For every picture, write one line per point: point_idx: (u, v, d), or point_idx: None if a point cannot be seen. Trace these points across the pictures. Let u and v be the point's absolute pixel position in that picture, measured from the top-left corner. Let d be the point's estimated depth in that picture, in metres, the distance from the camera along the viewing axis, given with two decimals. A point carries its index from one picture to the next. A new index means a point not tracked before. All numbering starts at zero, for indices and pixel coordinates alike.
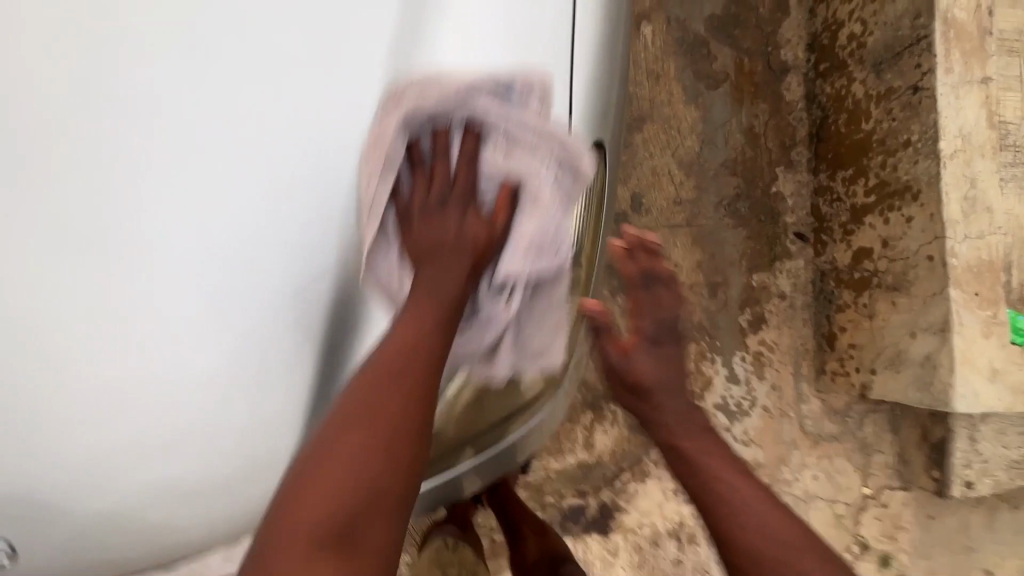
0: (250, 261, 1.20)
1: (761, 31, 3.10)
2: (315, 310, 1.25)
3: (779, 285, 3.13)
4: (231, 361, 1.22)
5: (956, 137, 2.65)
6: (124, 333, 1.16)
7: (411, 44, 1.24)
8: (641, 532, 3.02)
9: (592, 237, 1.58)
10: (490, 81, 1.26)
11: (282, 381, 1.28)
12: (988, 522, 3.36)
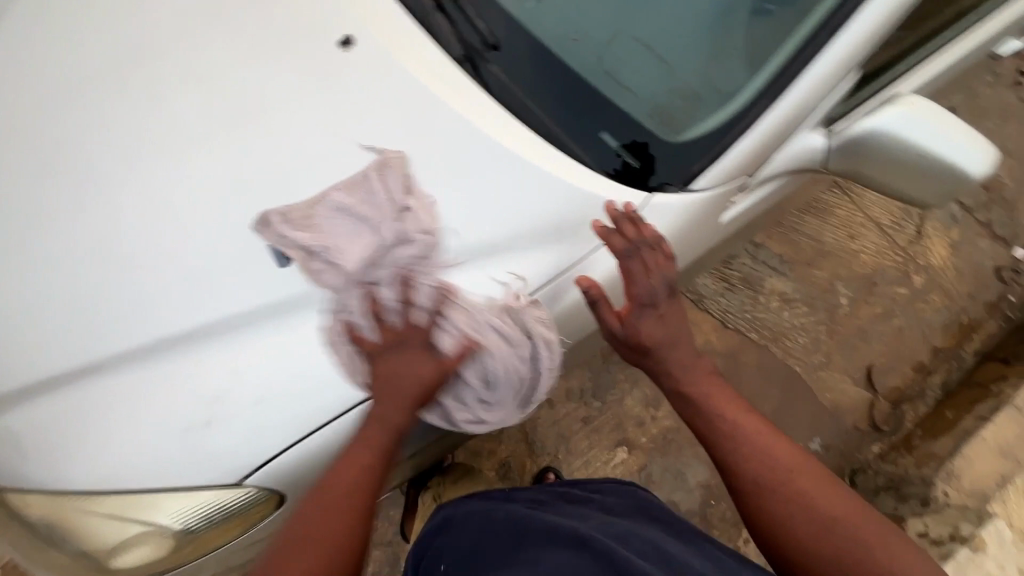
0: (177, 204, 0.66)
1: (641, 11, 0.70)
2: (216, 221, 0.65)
3: (817, 447, 1.43)
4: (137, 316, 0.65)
5: (849, 459, 1.42)
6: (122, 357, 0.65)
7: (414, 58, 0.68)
8: (897, 409, 1.48)
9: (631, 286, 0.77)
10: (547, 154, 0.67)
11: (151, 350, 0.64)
12: (949, 249, 1.64)
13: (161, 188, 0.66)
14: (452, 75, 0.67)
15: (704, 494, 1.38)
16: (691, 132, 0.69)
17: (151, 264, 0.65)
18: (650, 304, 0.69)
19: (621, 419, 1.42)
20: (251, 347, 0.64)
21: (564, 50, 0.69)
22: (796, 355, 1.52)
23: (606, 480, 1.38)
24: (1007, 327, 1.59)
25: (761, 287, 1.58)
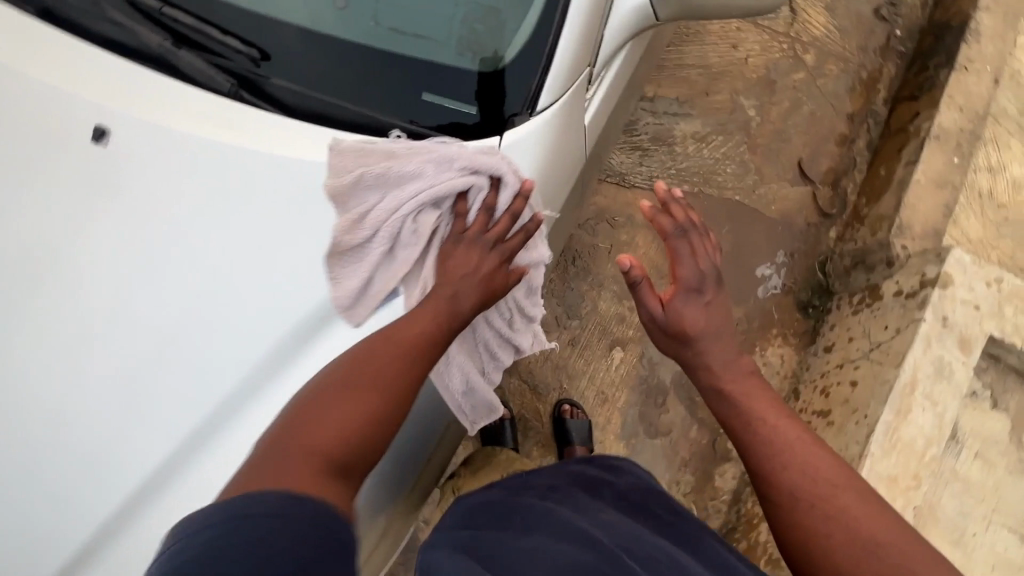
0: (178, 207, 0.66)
1: None
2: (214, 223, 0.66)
3: (784, 260, 1.47)
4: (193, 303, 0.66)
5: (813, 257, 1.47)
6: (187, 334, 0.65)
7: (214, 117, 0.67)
8: (838, 189, 1.52)
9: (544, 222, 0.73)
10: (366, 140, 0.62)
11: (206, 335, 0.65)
12: (827, 13, 1.60)
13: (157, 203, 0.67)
14: (237, 107, 0.66)
15: None
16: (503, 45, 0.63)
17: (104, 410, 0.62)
18: (696, 290, 0.81)
19: (604, 324, 1.43)
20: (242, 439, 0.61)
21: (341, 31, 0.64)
22: (732, 184, 1.52)
23: (616, 384, 1.41)
24: (904, 63, 1.60)
25: (673, 137, 1.53)
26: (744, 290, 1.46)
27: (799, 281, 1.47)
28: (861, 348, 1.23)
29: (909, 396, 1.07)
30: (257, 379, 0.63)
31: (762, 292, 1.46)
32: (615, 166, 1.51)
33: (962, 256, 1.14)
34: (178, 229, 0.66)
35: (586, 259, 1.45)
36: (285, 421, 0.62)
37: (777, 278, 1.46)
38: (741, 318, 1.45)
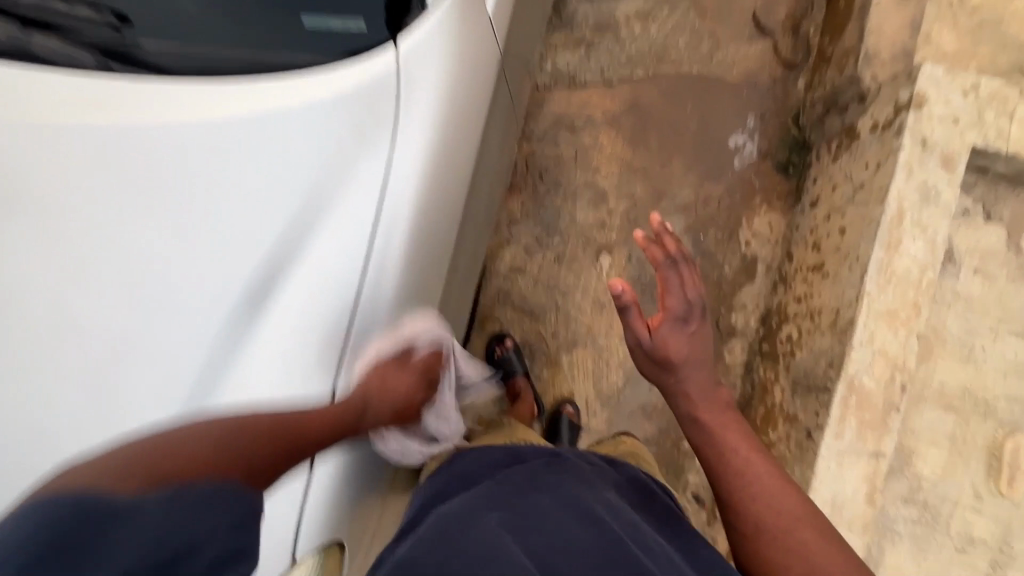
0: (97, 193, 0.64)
1: None
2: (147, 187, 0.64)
3: (754, 126, 1.42)
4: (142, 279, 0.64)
5: (784, 114, 1.41)
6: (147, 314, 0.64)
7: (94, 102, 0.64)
8: (800, 33, 1.42)
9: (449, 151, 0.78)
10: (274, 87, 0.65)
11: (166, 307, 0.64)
12: None
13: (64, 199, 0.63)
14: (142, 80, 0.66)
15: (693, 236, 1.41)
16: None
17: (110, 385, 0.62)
18: (684, 319, 0.83)
19: (586, 234, 1.40)
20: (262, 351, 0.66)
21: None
22: (687, 57, 1.43)
23: (611, 289, 1.40)
24: None
25: (616, 21, 1.43)
26: (719, 166, 1.42)
27: (774, 143, 1.41)
28: (844, 194, 1.20)
29: (897, 227, 1.04)
30: (255, 299, 0.66)
31: (737, 164, 1.42)
32: (561, 68, 1.43)
33: (934, 71, 1.06)
34: (121, 188, 0.64)
35: (554, 172, 1.41)
36: (300, 325, 0.67)
37: (750, 145, 1.42)
38: (722, 195, 1.41)
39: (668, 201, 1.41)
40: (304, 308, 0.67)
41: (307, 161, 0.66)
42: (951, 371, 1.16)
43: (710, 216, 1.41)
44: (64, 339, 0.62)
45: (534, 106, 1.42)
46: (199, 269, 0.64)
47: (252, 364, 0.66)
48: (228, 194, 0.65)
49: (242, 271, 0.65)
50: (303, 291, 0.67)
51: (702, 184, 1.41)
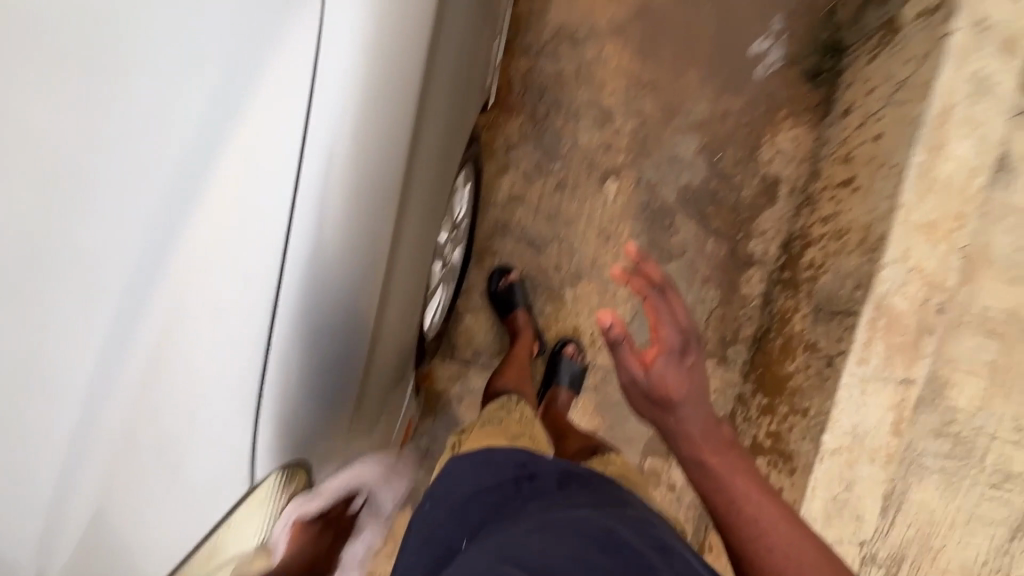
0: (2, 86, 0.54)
1: None
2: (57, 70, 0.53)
3: (781, 26, 1.26)
4: (60, 180, 0.54)
5: (816, 10, 1.24)
6: (72, 217, 0.54)
7: None
8: None
9: (440, 42, 0.62)
10: None
11: (90, 207, 0.54)
12: None
13: None
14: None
15: (708, 156, 1.28)
16: None
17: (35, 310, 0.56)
18: (677, 350, 0.89)
19: (591, 156, 1.29)
20: (189, 270, 0.54)
21: None
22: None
23: (619, 215, 1.30)
24: None
25: None
26: (739, 75, 1.27)
27: (803, 45, 1.25)
28: (883, 96, 1.05)
29: (942, 127, 0.91)
30: (176, 204, 0.53)
31: (761, 72, 1.27)
32: None
33: None
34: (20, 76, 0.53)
35: (553, 90, 1.29)
36: (229, 235, 0.54)
37: (776, 49, 1.26)
38: (742, 109, 1.27)
39: (682, 116, 1.28)
40: (234, 214, 0.53)
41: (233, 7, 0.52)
42: (997, 293, 1.04)
43: (729, 133, 1.28)
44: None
45: (530, 15, 1.28)
46: (113, 171, 0.53)
47: (180, 284, 0.54)
48: (138, 73, 0.52)
49: (162, 173, 0.53)
50: (230, 193, 0.53)
51: (720, 98, 1.27)
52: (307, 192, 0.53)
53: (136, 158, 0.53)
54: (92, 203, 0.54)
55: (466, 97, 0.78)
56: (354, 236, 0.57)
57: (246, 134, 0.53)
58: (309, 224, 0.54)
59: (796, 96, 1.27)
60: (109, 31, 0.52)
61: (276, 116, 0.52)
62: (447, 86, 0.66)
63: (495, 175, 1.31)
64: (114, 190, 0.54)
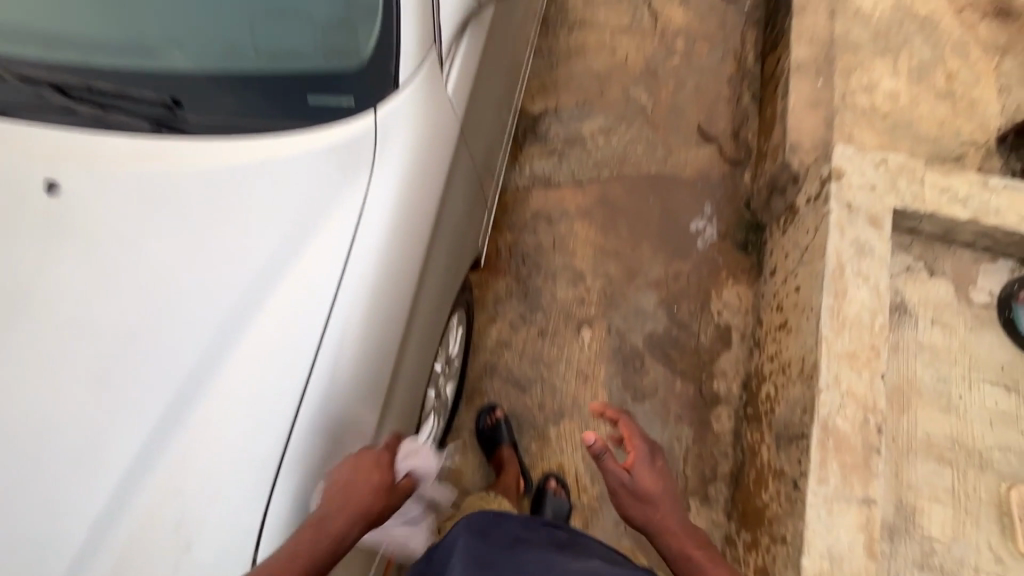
0: (106, 223, 0.69)
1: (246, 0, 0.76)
2: (157, 216, 0.69)
3: (711, 211, 1.60)
4: (137, 298, 0.67)
5: (736, 201, 1.61)
6: (139, 328, 0.67)
7: (110, 150, 0.70)
8: (738, 139, 1.68)
9: (443, 219, 0.87)
10: (288, 134, 0.73)
11: (160, 320, 0.67)
12: (682, 7, 1.87)
13: (75, 229, 0.68)
14: (163, 137, 0.72)
15: (667, 308, 1.51)
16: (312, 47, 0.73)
17: (87, 407, 0.64)
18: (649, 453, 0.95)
19: (568, 308, 1.51)
20: (234, 375, 0.66)
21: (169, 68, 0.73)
22: (645, 159, 1.67)
23: (594, 358, 1.46)
24: (759, 27, 1.85)
25: (584, 135, 1.70)
26: (684, 245, 1.57)
27: (730, 224, 1.58)
28: (795, 258, 1.32)
29: (842, 278, 1.14)
30: (234, 323, 0.68)
31: (701, 243, 1.57)
32: (538, 172, 1.65)
33: (845, 151, 1.24)
34: (128, 212, 0.69)
35: (534, 257, 1.56)
36: (273, 349, 0.68)
37: (710, 227, 1.59)
38: (689, 271, 1.54)
39: (641, 277, 1.54)
40: (281, 332, 0.68)
41: (306, 183, 0.72)
42: (933, 420, 1.16)
43: (682, 290, 1.52)
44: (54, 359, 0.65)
45: (514, 202, 1.62)
46: (188, 296, 0.68)
47: (224, 388, 0.65)
48: (228, 216, 0.70)
49: (233, 287, 0.69)
50: (280, 316, 0.69)
51: (671, 262, 1.55)
52: (338, 318, 0.70)
53: (210, 288, 0.68)
54: (161, 316, 0.67)
55: (458, 256, 1.01)
56: (373, 342, 0.73)
57: (301, 271, 0.70)
58: (338, 343, 0.70)
59: (733, 261, 1.55)
60: (207, 193, 0.71)
61: (324, 263, 0.71)
62: (443, 249, 0.90)
63: (485, 324, 1.50)
64: (186, 311, 0.68)
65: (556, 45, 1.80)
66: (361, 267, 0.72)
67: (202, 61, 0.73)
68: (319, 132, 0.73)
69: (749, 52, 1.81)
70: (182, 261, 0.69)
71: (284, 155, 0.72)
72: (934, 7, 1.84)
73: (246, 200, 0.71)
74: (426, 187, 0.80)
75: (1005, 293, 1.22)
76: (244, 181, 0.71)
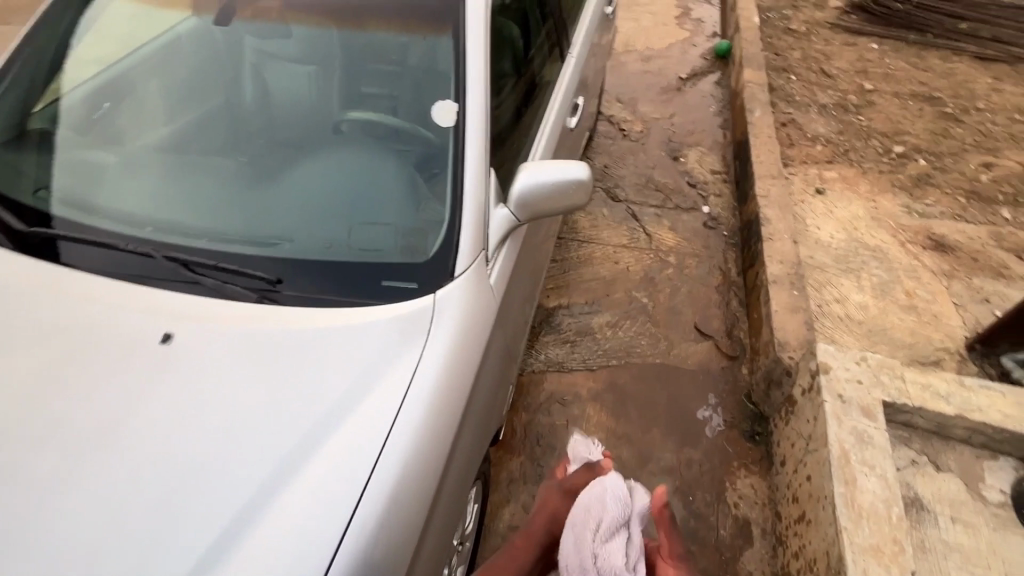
0: (204, 368, 0.83)
1: (345, 214, 1.03)
2: (247, 365, 0.83)
3: (715, 401, 1.71)
4: (215, 431, 0.77)
5: (737, 393, 1.72)
6: (209, 458, 0.75)
7: (222, 314, 0.88)
8: (732, 337, 1.88)
9: (478, 383, 0.99)
10: (362, 310, 0.90)
11: (229, 455, 0.76)
12: (671, 232, 2.28)
13: (178, 372, 0.83)
14: (261, 307, 0.90)
15: (682, 496, 1.49)
16: (389, 247, 0.97)
17: (147, 532, 0.69)
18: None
19: None
20: (288, 508, 0.72)
21: (279, 254, 0.96)
22: (650, 351, 1.84)
23: None
24: (737, 249, 2.22)
25: (593, 327, 1.91)
26: (693, 433, 1.63)
27: (734, 414, 1.67)
28: (800, 446, 1.37)
29: (848, 466, 1.18)
30: (295, 458, 0.76)
31: (709, 431, 1.63)
32: (552, 358, 1.81)
33: (827, 348, 1.40)
34: (225, 361, 0.84)
35: (548, 437, 1.62)
36: (321, 489, 0.74)
37: (715, 415, 1.67)
38: (701, 459, 1.57)
39: (654, 462, 1.56)
40: (334, 470, 0.76)
41: (370, 345, 0.86)
42: None
43: (696, 478, 1.53)
44: (134, 481, 0.73)
45: (528, 384, 1.74)
46: (262, 432, 0.78)
47: (278, 518, 0.72)
48: (302, 368, 0.83)
49: (297, 427, 0.78)
50: (334, 458, 0.77)
51: (682, 449, 1.59)
52: (385, 464, 0.77)
53: (274, 434, 0.77)
54: (231, 451, 0.76)
55: (488, 421, 1.09)
56: (410, 489, 0.79)
57: (357, 418, 0.80)
58: (382, 486, 0.76)
59: (743, 450, 1.59)
60: (289, 349, 0.85)
61: (378, 411, 0.81)
62: (475, 411, 0.99)
63: (497, 506, 1.47)
64: (258, 444, 0.76)
65: (568, 255, 2.15)
66: (408, 418, 0.82)
67: (304, 251, 0.97)
68: (386, 309, 0.90)
69: (732, 268, 2.14)
70: (258, 403, 0.80)
71: (356, 323, 0.88)
72: (881, 240, 2.22)
73: (319, 356, 0.85)
74: (467, 355, 0.94)
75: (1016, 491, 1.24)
76: (322, 342, 0.86)
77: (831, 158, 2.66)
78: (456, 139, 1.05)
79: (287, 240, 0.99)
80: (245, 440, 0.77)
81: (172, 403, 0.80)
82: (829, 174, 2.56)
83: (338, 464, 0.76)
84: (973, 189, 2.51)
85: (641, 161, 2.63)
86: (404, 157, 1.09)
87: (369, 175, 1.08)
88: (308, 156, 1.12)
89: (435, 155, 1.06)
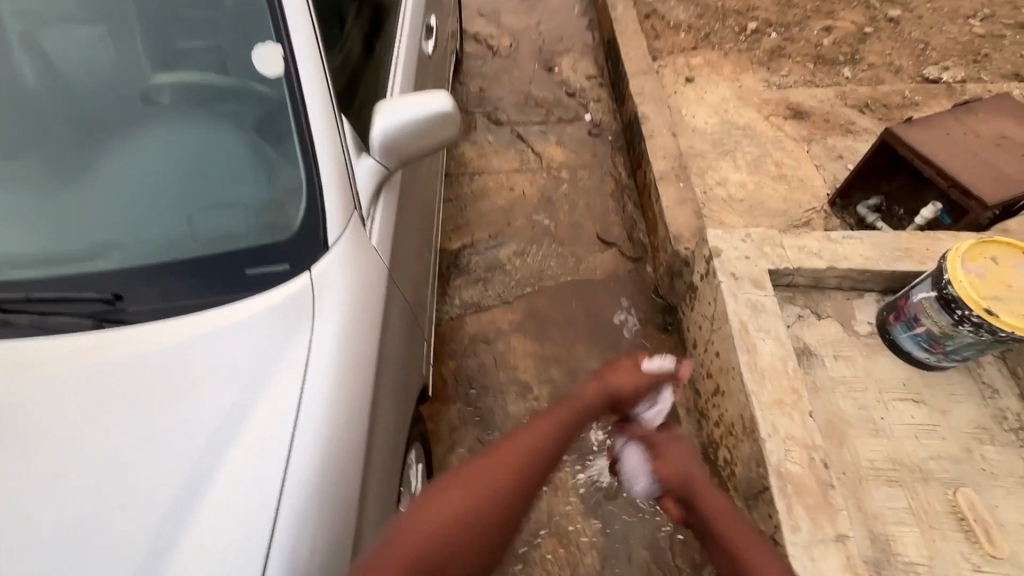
0: (54, 419, 0.70)
1: (182, 200, 0.87)
2: (107, 404, 0.71)
3: (628, 304, 1.78)
4: (87, 486, 0.67)
5: (646, 292, 1.81)
6: (89, 517, 0.65)
7: (59, 353, 0.74)
8: (633, 240, 1.94)
9: (384, 351, 0.93)
10: (231, 308, 0.79)
11: (112, 505, 0.66)
12: (559, 147, 2.24)
13: (25, 432, 0.70)
14: (104, 333, 0.76)
15: None
16: (244, 228, 0.85)
17: None
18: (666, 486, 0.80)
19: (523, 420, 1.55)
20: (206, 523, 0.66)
21: (110, 265, 0.80)
22: (560, 271, 1.86)
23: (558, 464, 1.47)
24: (624, 152, 2.24)
25: (501, 260, 1.88)
26: (613, 339, 1.70)
27: (646, 312, 1.76)
28: (706, 327, 1.48)
29: (748, 335, 1.29)
30: (192, 488, 0.68)
31: (627, 333, 1.71)
32: (467, 300, 1.78)
33: (716, 232, 1.48)
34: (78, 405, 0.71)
35: (480, 378, 1.62)
36: (231, 511, 0.67)
37: (631, 317, 1.75)
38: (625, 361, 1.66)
39: (582, 374, 1.63)
40: (246, 475, 0.69)
41: (249, 344, 0.77)
42: (869, 446, 1.26)
43: None
44: (17, 548, 0.64)
45: (449, 332, 1.71)
46: (153, 456, 0.69)
47: (194, 543, 0.65)
48: (176, 389, 0.73)
49: (186, 454, 0.69)
50: (238, 475, 0.69)
51: (606, 355, 1.67)
52: (297, 464, 0.71)
53: (160, 469, 0.68)
54: (113, 502, 0.66)
55: (407, 384, 1.05)
56: (333, 481, 0.74)
57: (255, 426, 0.72)
58: (303, 477, 0.71)
59: (660, 343, 1.69)
60: (154, 372, 0.74)
61: (279, 404, 0.74)
62: (389, 380, 0.94)
63: (444, 457, 1.48)
64: (153, 469, 0.68)
65: (461, 192, 2.06)
66: (312, 410, 0.75)
67: (141, 255, 0.81)
68: (259, 300, 0.80)
69: (622, 172, 2.17)
70: (133, 440, 0.70)
71: (226, 324, 0.78)
72: (748, 118, 2.34)
73: (192, 371, 0.74)
74: (364, 326, 0.87)
75: (880, 320, 1.42)
76: (192, 354, 0.75)
77: (695, 44, 2.70)
78: (291, 88, 0.91)
79: (117, 247, 0.83)
80: (137, 468, 0.68)
81: (25, 470, 0.68)
82: (695, 61, 2.61)
83: (243, 479, 0.69)
84: (819, 54, 2.68)
85: (517, 78, 2.52)
86: (237, 120, 0.93)
87: (199, 149, 0.92)
88: (117, 137, 0.92)
89: (273, 112, 0.91)
